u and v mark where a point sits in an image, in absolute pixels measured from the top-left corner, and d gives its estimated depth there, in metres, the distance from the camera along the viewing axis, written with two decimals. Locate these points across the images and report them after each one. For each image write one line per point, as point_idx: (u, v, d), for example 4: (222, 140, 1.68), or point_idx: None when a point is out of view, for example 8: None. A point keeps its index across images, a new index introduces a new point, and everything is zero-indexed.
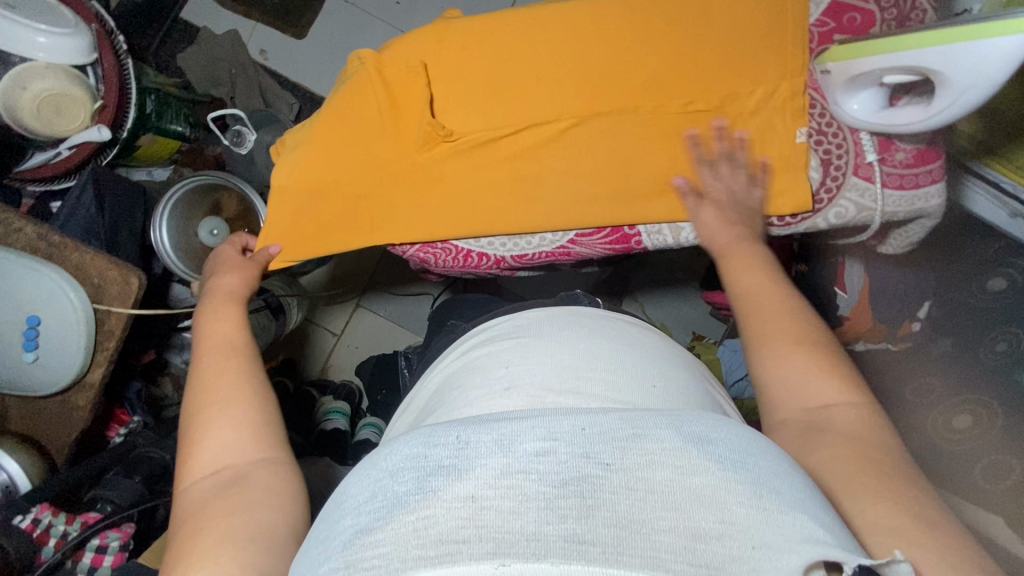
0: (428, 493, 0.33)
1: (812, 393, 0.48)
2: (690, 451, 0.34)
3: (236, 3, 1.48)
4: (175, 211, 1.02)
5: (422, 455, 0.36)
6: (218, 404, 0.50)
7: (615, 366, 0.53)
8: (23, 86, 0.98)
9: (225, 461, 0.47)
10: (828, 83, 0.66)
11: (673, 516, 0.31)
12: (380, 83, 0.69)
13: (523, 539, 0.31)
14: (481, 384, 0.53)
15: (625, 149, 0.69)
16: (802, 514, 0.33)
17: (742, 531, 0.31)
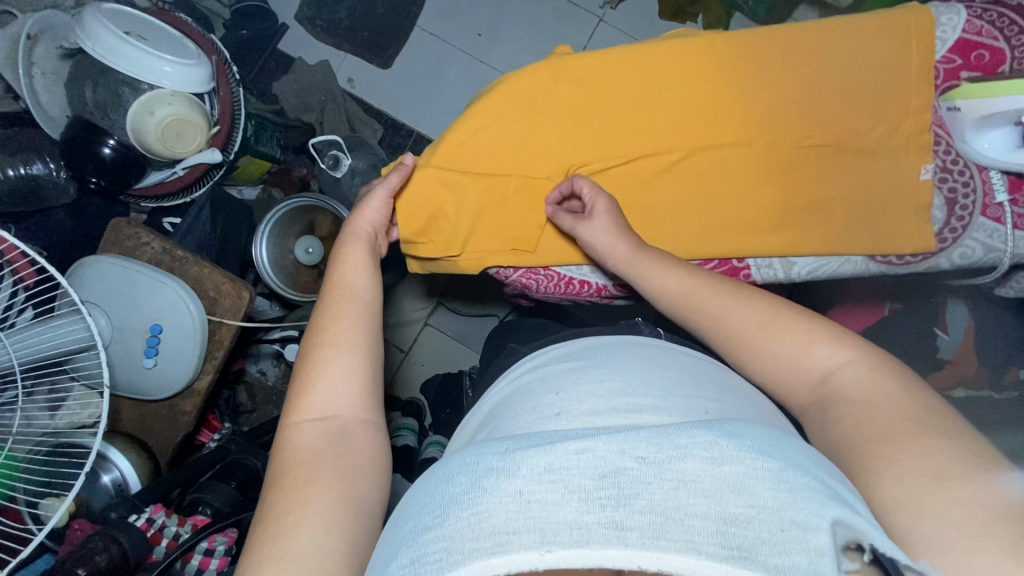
0: (481, 490, 0.37)
1: (808, 363, 0.53)
2: (721, 442, 0.37)
3: (328, 35, 1.57)
4: (274, 229, 1.09)
5: (473, 463, 0.40)
6: (339, 347, 0.56)
7: (665, 377, 0.54)
8: (150, 111, 1.04)
9: (335, 411, 0.54)
10: (955, 121, 0.65)
11: (705, 503, 0.34)
12: (498, 116, 0.71)
13: (565, 528, 0.34)
14: (532, 409, 0.53)
15: (745, 178, 0.69)
16: (820, 492, 0.36)
17: (772, 513, 0.34)
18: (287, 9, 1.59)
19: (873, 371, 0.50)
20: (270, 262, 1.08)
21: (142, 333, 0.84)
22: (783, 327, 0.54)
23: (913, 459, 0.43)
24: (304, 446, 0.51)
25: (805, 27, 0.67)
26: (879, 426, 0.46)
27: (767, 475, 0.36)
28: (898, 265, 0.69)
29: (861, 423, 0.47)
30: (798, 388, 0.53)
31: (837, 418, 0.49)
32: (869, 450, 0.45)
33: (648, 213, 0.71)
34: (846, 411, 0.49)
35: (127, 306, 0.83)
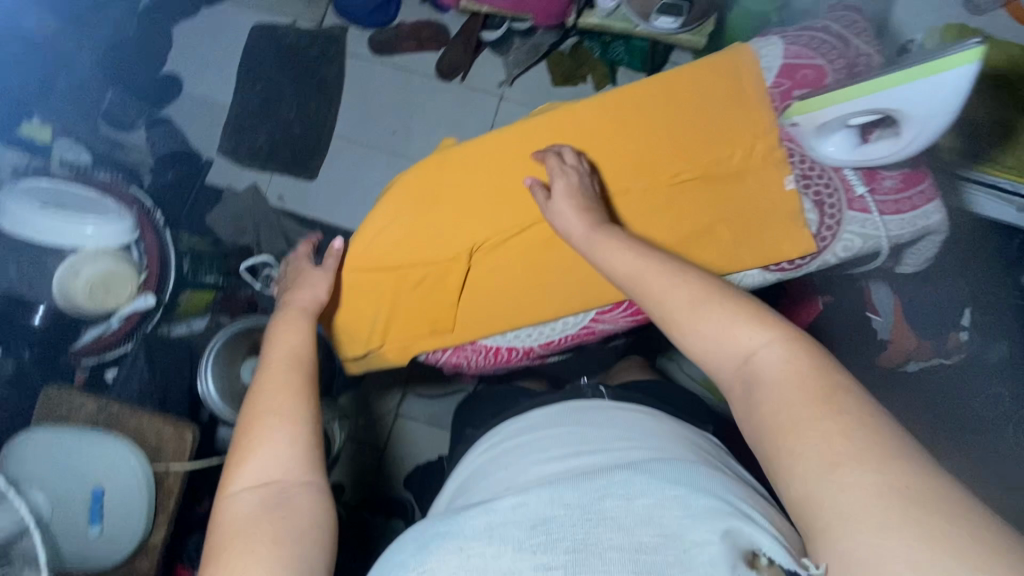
0: (432, 556, 0.46)
1: (733, 343, 0.51)
2: (638, 481, 0.46)
3: (253, 161, 1.64)
4: (218, 358, 1.09)
5: (425, 533, 0.49)
6: (275, 413, 0.55)
7: (614, 422, 0.62)
8: (76, 272, 1.06)
9: (274, 477, 0.52)
10: (800, 136, 0.71)
11: (619, 535, 0.43)
12: (396, 213, 0.75)
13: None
14: (494, 471, 0.59)
15: (635, 220, 0.74)
16: (717, 507, 0.45)
17: (665, 531, 0.43)
18: (209, 145, 1.66)
19: (786, 356, 0.48)
20: (217, 393, 1.09)
21: (84, 500, 0.82)
22: (714, 308, 0.53)
23: (810, 441, 0.43)
24: (243, 510, 0.50)
25: (648, 83, 0.75)
26: (790, 410, 0.45)
27: (670, 500, 0.45)
28: (790, 270, 0.75)
29: (778, 408, 0.46)
30: (722, 366, 0.51)
31: (761, 404, 0.47)
32: (785, 437, 0.44)
33: (554, 269, 0.74)
34: (767, 398, 0.47)
35: (64, 475, 0.82)
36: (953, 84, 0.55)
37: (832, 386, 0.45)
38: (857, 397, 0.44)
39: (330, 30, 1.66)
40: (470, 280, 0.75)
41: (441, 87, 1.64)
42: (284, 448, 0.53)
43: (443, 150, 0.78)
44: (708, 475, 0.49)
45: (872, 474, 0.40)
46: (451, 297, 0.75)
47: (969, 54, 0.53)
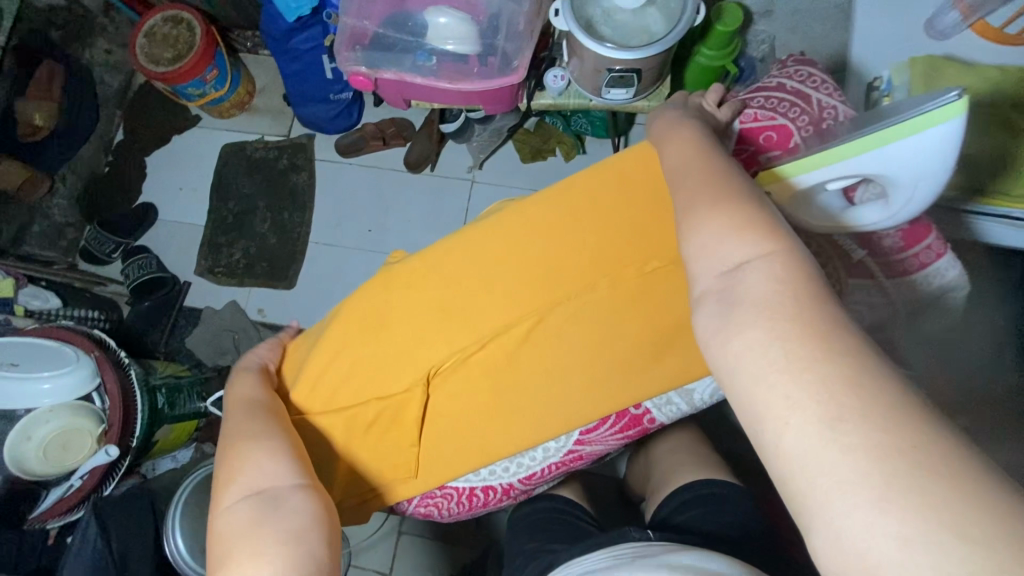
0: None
1: (719, 256, 0.44)
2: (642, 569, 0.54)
3: (229, 277, 1.61)
4: (186, 512, 0.97)
5: None
6: (255, 438, 0.59)
7: (648, 541, 0.64)
8: (28, 436, 1.01)
9: (262, 484, 0.55)
10: (789, 199, 0.57)
11: None
12: (341, 348, 0.67)
13: None
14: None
15: (602, 326, 0.63)
16: None
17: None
18: (186, 266, 1.64)
19: (790, 292, 0.40)
20: (188, 551, 0.95)
21: None
22: (721, 211, 0.46)
23: (807, 380, 0.36)
24: (234, 523, 0.52)
25: (597, 171, 0.66)
26: (789, 351, 0.38)
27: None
28: None
29: (772, 346, 0.38)
30: (706, 276, 0.45)
31: (749, 357, 0.39)
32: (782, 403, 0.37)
33: (519, 393, 0.65)
34: (766, 353, 0.38)
35: None
36: (942, 141, 0.49)
37: (843, 338, 0.37)
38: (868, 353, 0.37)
39: (297, 140, 1.68)
40: (431, 408, 0.66)
41: (411, 178, 1.62)
42: (269, 466, 0.56)
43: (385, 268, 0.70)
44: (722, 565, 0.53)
45: (875, 450, 0.33)
46: (411, 435, 0.67)
47: (951, 108, 0.47)
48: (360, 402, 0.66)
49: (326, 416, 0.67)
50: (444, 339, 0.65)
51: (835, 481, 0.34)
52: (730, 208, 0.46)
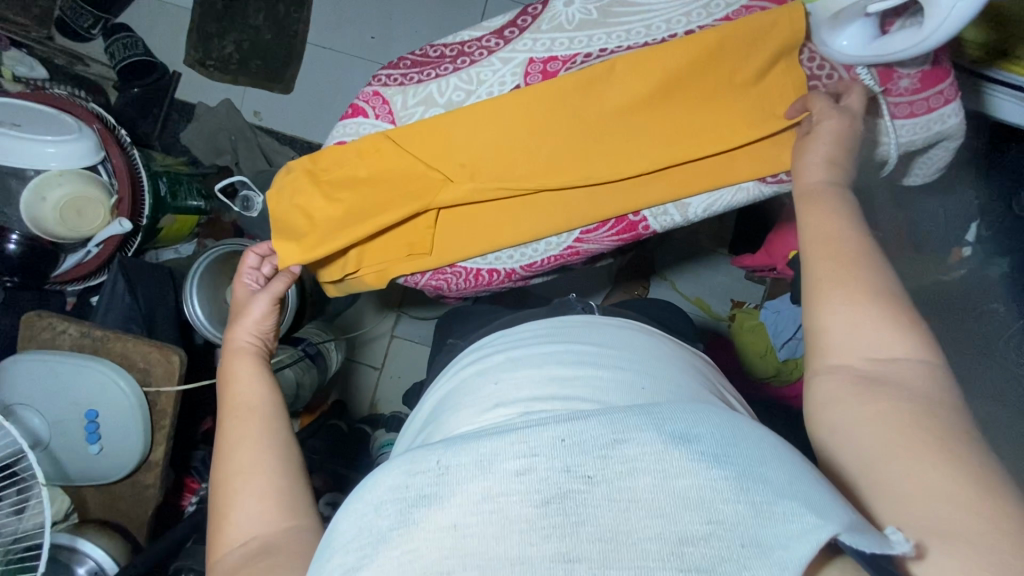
0: (411, 525, 0.37)
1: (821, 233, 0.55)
2: (672, 452, 0.37)
3: (222, 73, 1.53)
4: (202, 283, 1.08)
5: (405, 485, 0.39)
6: (251, 415, 0.56)
7: (622, 379, 0.55)
8: (43, 197, 1.02)
9: (259, 470, 0.52)
10: (810, 26, 0.65)
11: (659, 523, 0.35)
12: (359, 149, 0.69)
13: (511, 564, 0.34)
14: (471, 405, 0.56)
15: (620, 140, 0.68)
16: (791, 499, 0.36)
17: (734, 528, 0.34)
18: (174, 55, 1.54)
19: (897, 298, 0.50)
20: (205, 315, 1.07)
21: (80, 421, 0.84)
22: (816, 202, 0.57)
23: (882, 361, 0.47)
24: (239, 501, 0.50)
25: (692, 40, 0.63)
26: (871, 337, 0.49)
27: (725, 485, 0.36)
28: (772, 183, 0.69)
29: (888, 352, 0.48)
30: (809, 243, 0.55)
31: (843, 337, 0.50)
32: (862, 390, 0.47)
33: (545, 216, 0.71)
34: (859, 339, 0.49)
35: (57, 400, 0.83)
36: None
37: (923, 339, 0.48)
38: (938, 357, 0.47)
39: None
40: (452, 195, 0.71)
41: None
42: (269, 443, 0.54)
43: (438, 134, 0.68)
44: (759, 435, 0.41)
45: (916, 419, 0.43)
46: (429, 220, 0.72)
47: None
48: (407, 220, 0.71)
49: (348, 194, 0.70)
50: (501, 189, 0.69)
51: (882, 441, 0.43)
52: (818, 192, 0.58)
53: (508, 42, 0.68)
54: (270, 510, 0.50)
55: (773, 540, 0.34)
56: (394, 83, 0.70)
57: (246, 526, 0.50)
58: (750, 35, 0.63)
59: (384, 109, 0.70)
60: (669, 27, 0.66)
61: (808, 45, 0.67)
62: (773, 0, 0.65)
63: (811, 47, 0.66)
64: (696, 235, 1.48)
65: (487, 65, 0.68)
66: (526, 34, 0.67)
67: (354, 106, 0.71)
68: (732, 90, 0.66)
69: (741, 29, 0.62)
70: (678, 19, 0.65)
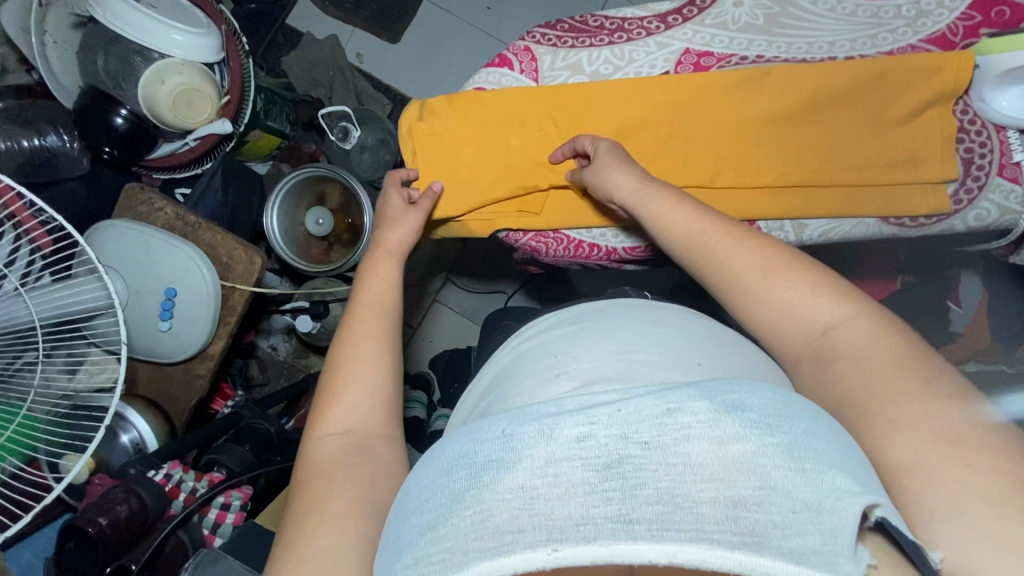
0: (482, 486, 0.35)
1: (804, 315, 0.50)
2: (724, 420, 0.36)
3: (337, 10, 1.57)
4: (285, 200, 1.10)
5: (473, 451, 0.38)
6: (370, 319, 0.57)
7: (664, 337, 0.55)
8: (161, 80, 1.05)
9: (369, 378, 0.54)
10: (973, 80, 0.65)
11: (713, 487, 0.33)
12: (502, 101, 0.71)
13: (574, 524, 0.32)
14: (533, 373, 0.54)
15: (757, 146, 0.68)
16: (840, 473, 0.35)
17: (787, 494, 0.32)
18: None
19: (866, 311, 0.48)
20: (281, 232, 1.10)
21: (157, 296, 0.85)
22: (757, 246, 0.53)
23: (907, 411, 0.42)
24: (350, 402, 0.53)
25: (847, 65, 0.65)
26: (876, 388, 0.44)
27: (776, 451, 0.34)
28: (892, 224, 0.68)
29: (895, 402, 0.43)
30: (781, 300, 0.51)
31: (834, 367, 0.47)
32: (871, 405, 0.43)
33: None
34: (846, 366, 0.46)
35: (140, 270, 0.85)
36: None
37: (908, 344, 0.47)
38: (921, 352, 0.46)
39: None
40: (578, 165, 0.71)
41: None
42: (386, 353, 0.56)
43: (582, 102, 0.70)
44: (836, 431, 0.39)
45: (939, 429, 0.41)
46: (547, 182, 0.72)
47: None
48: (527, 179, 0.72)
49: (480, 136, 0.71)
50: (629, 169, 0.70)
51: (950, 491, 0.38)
52: (760, 237, 0.54)
53: (669, 28, 0.69)
54: (377, 412, 0.53)
55: (823, 506, 0.32)
56: (547, 42, 0.72)
57: (351, 417, 0.52)
58: (912, 72, 0.64)
59: (530, 65, 0.72)
60: (830, 49, 0.67)
61: (963, 98, 0.66)
62: (939, 46, 0.65)
63: (967, 99, 0.66)
64: None
65: (642, 45, 0.69)
66: (689, 23, 0.69)
67: (502, 57, 0.73)
68: (880, 122, 0.66)
69: (902, 65, 0.64)
70: (842, 43, 0.66)
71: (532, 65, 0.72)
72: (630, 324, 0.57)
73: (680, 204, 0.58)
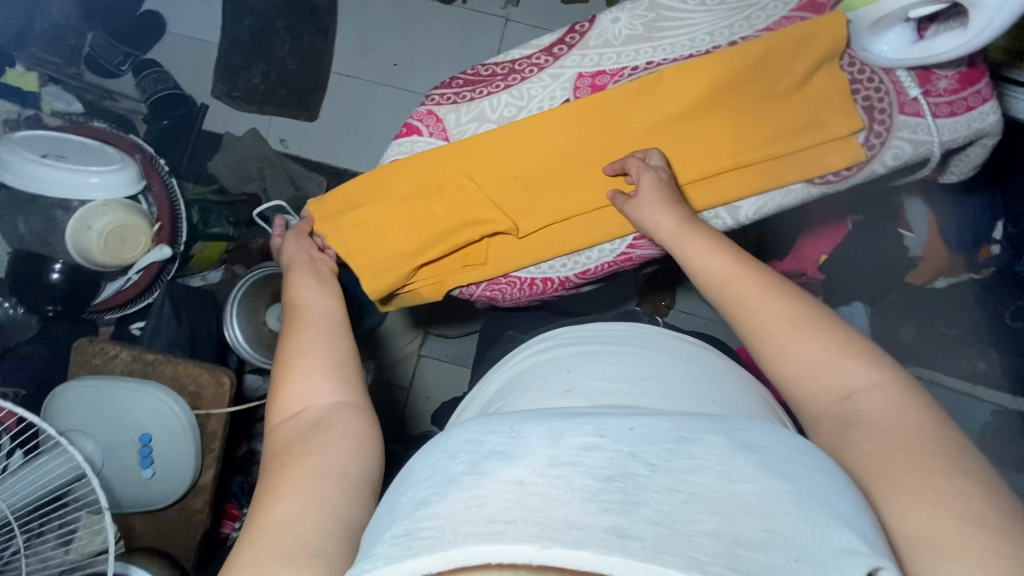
0: (482, 473, 0.35)
1: (829, 376, 0.49)
2: (738, 457, 0.35)
3: (250, 103, 1.57)
4: (242, 307, 1.09)
5: (479, 440, 0.38)
6: (310, 311, 0.61)
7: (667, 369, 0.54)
8: (88, 225, 1.03)
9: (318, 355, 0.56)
10: (850, 33, 0.66)
11: (714, 520, 0.31)
12: (424, 166, 0.71)
13: (566, 526, 0.31)
14: (540, 388, 0.53)
15: (673, 146, 0.70)
16: (846, 526, 0.34)
17: (789, 541, 0.31)
18: (201, 88, 1.58)
19: (891, 381, 0.48)
20: (245, 339, 1.09)
21: (131, 444, 0.83)
22: (783, 308, 0.52)
23: (927, 485, 0.40)
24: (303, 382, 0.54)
25: (734, 49, 0.66)
26: (898, 456, 0.43)
27: (787, 498, 0.33)
28: (819, 185, 0.71)
29: (921, 477, 0.41)
30: (807, 356, 0.50)
31: (857, 431, 0.46)
32: (896, 480, 0.41)
33: (604, 223, 0.72)
34: (871, 432, 0.45)
35: (110, 421, 0.83)
36: None
37: (938, 419, 0.45)
38: (959, 440, 0.44)
39: None
40: (509, 206, 0.72)
41: (441, 12, 1.55)
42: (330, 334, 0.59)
43: (501, 147, 0.70)
44: (831, 473, 0.38)
45: (967, 511, 0.38)
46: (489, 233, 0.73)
47: None
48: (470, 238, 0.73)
49: (409, 205, 0.71)
50: (558, 201, 0.72)
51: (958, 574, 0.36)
52: (787, 299, 0.52)
53: (557, 58, 0.71)
54: (331, 380, 0.54)
55: (831, 557, 0.31)
56: (448, 101, 0.73)
57: (301, 395, 0.54)
58: (801, 39, 0.66)
59: (438, 127, 0.73)
60: (713, 38, 0.69)
61: (847, 52, 0.69)
62: (810, 11, 0.68)
63: (851, 52, 0.68)
64: None
65: (537, 81, 0.71)
66: (574, 50, 0.70)
67: (409, 125, 0.74)
68: (776, 94, 0.68)
69: (790, 33, 0.66)
70: (721, 31, 0.69)
71: (439, 128, 0.73)
72: (624, 351, 0.57)
73: (718, 250, 0.58)
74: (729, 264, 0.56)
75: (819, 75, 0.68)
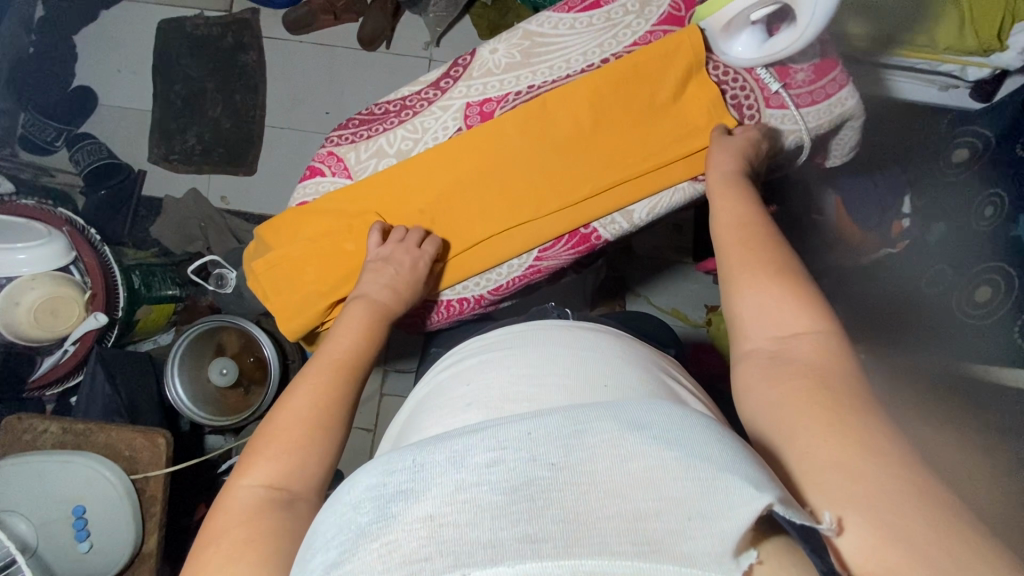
0: (388, 518, 0.30)
1: (780, 318, 0.51)
2: (629, 438, 0.32)
3: (187, 165, 1.59)
4: (183, 365, 1.09)
5: (381, 484, 0.33)
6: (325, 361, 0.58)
7: (568, 362, 0.54)
8: (15, 302, 1.02)
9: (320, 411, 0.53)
10: (708, 40, 0.72)
11: (615, 503, 0.30)
12: (332, 206, 0.74)
13: (480, 549, 0.29)
14: (446, 404, 0.54)
15: (567, 159, 0.73)
16: (732, 473, 0.32)
17: (680, 503, 0.30)
18: (138, 155, 1.60)
19: (835, 328, 0.50)
20: (189, 398, 1.09)
21: (65, 520, 0.82)
22: (752, 271, 0.55)
23: (854, 414, 0.42)
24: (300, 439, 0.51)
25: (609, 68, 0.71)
26: (826, 388, 0.44)
27: (678, 465, 0.31)
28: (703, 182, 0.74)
29: (853, 408, 0.42)
30: (757, 304, 0.53)
31: (789, 364, 0.48)
32: (796, 426, 0.43)
33: (513, 239, 0.75)
34: (802, 365, 0.47)
35: (42, 499, 0.81)
36: None
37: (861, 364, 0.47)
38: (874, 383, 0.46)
39: (242, 15, 1.63)
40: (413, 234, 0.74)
41: (367, 59, 1.61)
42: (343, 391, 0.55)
43: (403, 177, 0.73)
44: (708, 432, 0.35)
45: (860, 420, 0.41)
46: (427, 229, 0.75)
47: None
48: None
49: (318, 244, 0.74)
50: (467, 221, 0.75)
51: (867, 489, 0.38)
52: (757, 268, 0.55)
53: (445, 92, 0.74)
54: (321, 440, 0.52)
55: (719, 510, 0.31)
56: (346, 141, 0.76)
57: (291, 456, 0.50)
58: (667, 51, 0.71)
59: (339, 166, 0.75)
60: (586, 59, 0.74)
61: (711, 58, 0.74)
62: (671, 24, 0.73)
63: (713, 58, 0.73)
64: (660, 248, 1.44)
65: (430, 114, 0.74)
66: (460, 82, 0.74)
67: (312, 168, 0.76)
68: (653, 103, 0.72)
69: (657, 47, 0.71)
70: (593, 51, 0.74)
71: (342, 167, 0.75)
72: (520, 348, 0.57)
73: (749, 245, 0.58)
74: (735, 227, 0.60)
75: (691, 81, 0.72)
